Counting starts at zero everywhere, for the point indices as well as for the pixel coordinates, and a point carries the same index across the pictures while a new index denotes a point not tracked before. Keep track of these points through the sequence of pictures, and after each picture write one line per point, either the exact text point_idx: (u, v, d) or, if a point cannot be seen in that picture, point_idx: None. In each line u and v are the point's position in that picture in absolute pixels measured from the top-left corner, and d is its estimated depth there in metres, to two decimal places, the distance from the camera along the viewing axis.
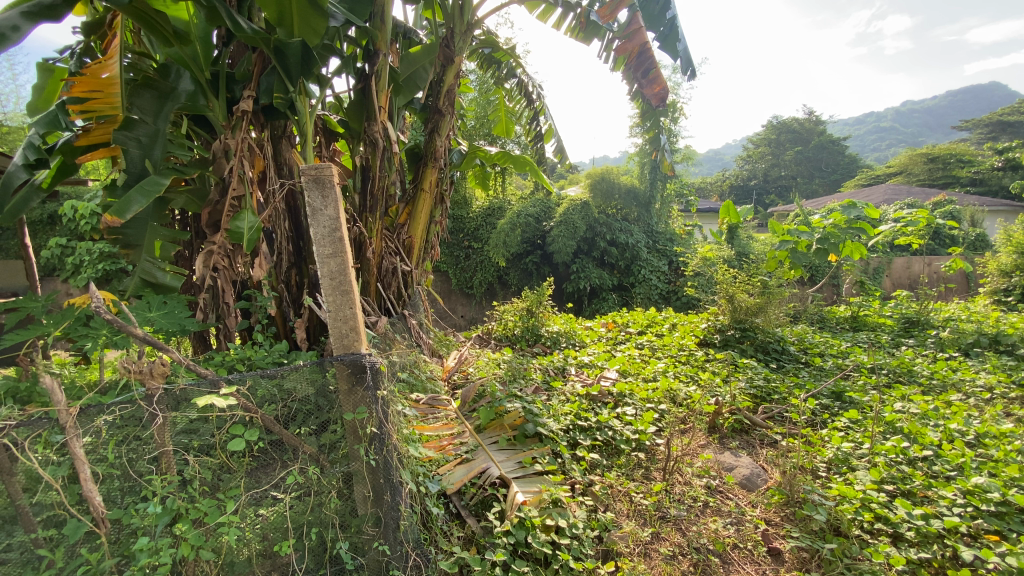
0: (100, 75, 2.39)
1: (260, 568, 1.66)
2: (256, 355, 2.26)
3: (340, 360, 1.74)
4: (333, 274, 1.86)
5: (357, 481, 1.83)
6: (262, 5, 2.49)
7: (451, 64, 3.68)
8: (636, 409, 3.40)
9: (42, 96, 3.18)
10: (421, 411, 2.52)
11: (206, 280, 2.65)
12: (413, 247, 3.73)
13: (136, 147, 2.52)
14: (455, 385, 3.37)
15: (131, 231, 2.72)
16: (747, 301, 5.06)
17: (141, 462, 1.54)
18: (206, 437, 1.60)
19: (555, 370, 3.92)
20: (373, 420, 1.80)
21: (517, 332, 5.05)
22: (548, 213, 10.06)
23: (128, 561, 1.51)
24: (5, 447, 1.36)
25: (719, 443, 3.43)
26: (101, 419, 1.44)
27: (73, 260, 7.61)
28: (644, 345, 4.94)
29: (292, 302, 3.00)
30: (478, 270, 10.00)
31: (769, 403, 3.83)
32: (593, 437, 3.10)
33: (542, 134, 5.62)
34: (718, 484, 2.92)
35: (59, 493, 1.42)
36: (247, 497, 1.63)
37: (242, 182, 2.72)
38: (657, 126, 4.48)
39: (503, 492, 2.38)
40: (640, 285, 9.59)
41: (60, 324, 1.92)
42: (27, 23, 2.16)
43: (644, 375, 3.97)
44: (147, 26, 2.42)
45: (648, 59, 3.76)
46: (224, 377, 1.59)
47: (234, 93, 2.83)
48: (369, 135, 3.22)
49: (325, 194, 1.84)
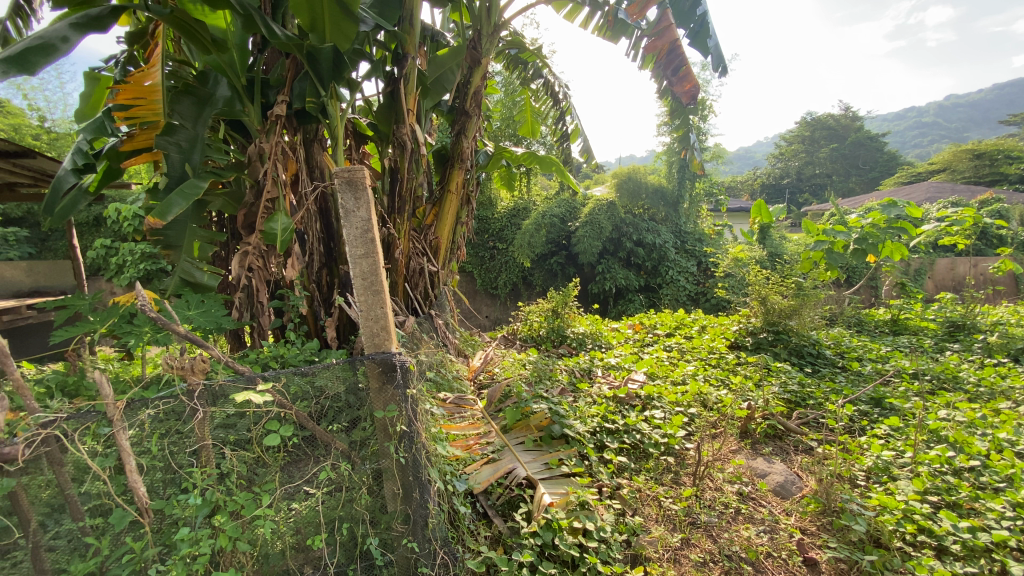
0: (143, 83, 2.49)
1: (293, 561, 1.69)
2: (289, 354, 2.34)
3: (370, 359, 1.75)
4: (365, 275, 1.89)
5: (386, 478, 1.84)
6: (295, 11, 2.54)
7: (478, 66, 3.71)
8: (665, 413, 3.35)
9: (89, 104, 3.34)
10: (448, 411, 2.54)
11: (242, 280, 2.74)
12: (440, 248, 3.77)
13: (177, 151, 2.60)
14: (482, 385, 3.39)
15: (172, 232, 2.82)
16: (780, 303, 4.93)
17: (182, 455, 1.59)
18: (242, 432, 1.65)
19: (581, 371, 3.89)
20: (402, 418, 1.82)
21: (542, 333, 5.03)
22: (574, 213, 10.01)
23: (169, 550, 1.57)
24: (58, 439, 1.45)
25: (751, 448, 3.35)
26: (145, 412, 1.51)
27: (116, 261, 7.97)
28: (672, 347, 4.86)
29: (323, 301, 3.07)
30: (503, 270, 10.03)
31: (804, 409, 3.71)
32: (620, 440, 3.05)
33: (568, 134, 5.60)
34: (751, 491, 2.85)
35: (108, 484, 1.49)
36: (281, 491, 1.67)
37: (276, 185, 2.80)
38: (686, 124, 4.40)
39: (530, 493, 2.37)
40: (667, 287, 9.43)
41: (106, 320, 2.02)
42: (76, 34, 2.28)
43: (673, 378, 3.91)
44: (188, 36, 2.53)
45: (678, 57, 3.68)
46: (260, 373, 1.63)
47: (269, 98, 2.94)
48: (398, 137, 3.27)
49: (358, 195, 1.86)
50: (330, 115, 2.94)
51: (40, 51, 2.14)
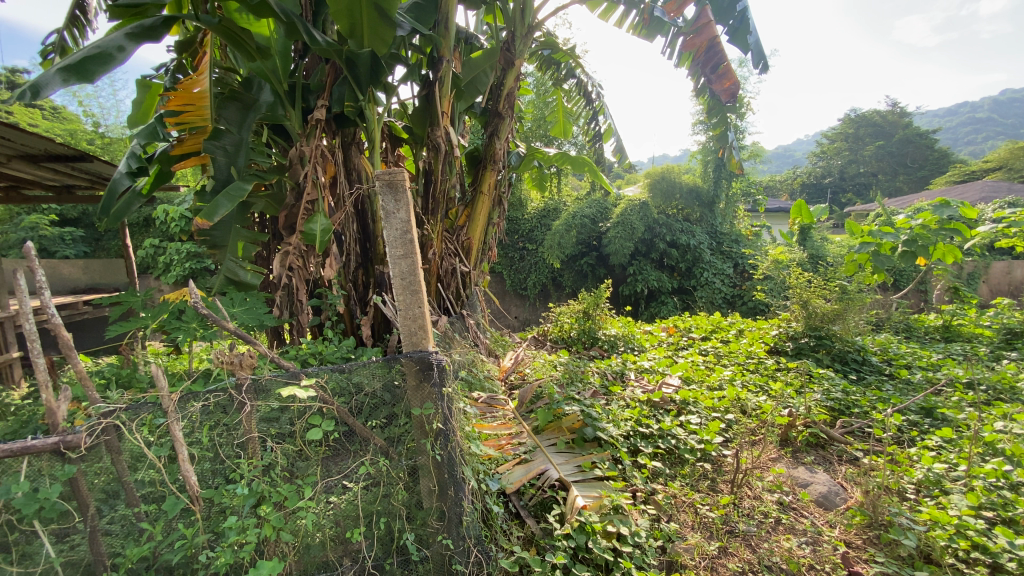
0: (193, 90, 2.66)
1: (333, 553, 1.74)
2: (327, 351, 2.42)
3: (408, 357, 1.78)
4: (404, 275, 1.93)
5: (422, 475, 1.87)
6: (335, 16, 2.59)
7: (512, 68, 3.71)
8: (701, 418, 3.27)
9: (141, 110, 3.53)
10: (480, 410, 2.57)
11: (283, 279, 2.84)
12: (472, 248, 3.79)
13: (223, 155, 2.69)
14: (513, 385, 3.41)
15: (218, 232, 2.93)
16: (822, 307, 4.76)
17: (229, 447, 1.65)
18: (285, 425, 1.71)
19: (613, 374, 3.84)
20: (438, 416, 1.84)
21: (572, 334, 5.01)
22: (605, 213, 9.90)
23: (217, 538, 1.63)
24: (116, 428, 1.54)
25: (791, 457, 3.24)
26: (196, 405, 1.58)
27: (164, 260, 8.38)
28: (708, 351, 4.75)
29: (359, 300, 3.16)
30: (532, 271, 10.04)
31: (849, 418, 3.56)
32: (654, 445, 3.00)
33: (601, 134, 5.57)
34: (792, 501, 2.76)
35: (162, 471, 1.57)
36: (322, 484, 1.71)
37: (316, 187, 2.90)
38: (725, 122, 4.30)
39: (563, 495, 2.36)
40: (701, 289, 9.22)
41: (157, 317, 2.14)
42: (131, 43, 2.40)
43: (709, 383, 3.82)
44: (234, 43, 2.63)
45: (717, 54, 3.60)
46: (303, 369, 1.70)
47: (309, 103, 3.03)
48: (432, 140, 3.34)
49: (398, 198, 1.90)
50: (367, 118, 3.02)
51: (98, 60, 2.28)
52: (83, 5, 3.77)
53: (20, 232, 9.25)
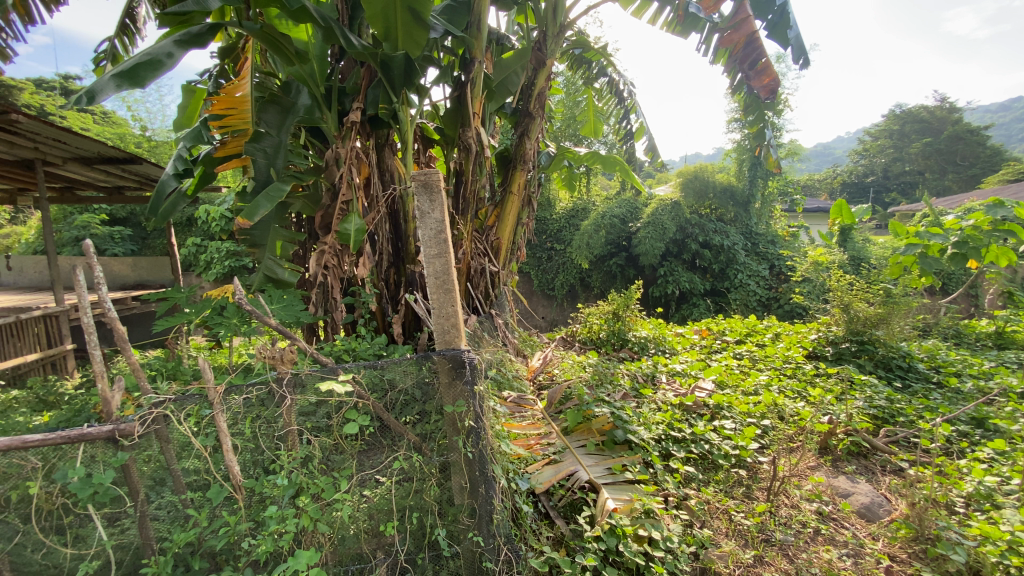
0: (235, 94, 2.71)
1: (367, 545, 1.78)
2: (360, 347, 2.47)
3: (441, 354, 1.81)
4: (438, 274, 1.95)
5: (454, 472, 1.88)
6: (371, 22, 2.65)
7: (543, 67, 3.77)
8: (735, 423, 3.20)
9: (186, 114, 3.69)
10: (509, 409, 2.58)
11: (319, 277, 2.92)
12: (501, 248, 3.81)
13: (263, 157, 2.77)
14: (542, 385, 3.42)
15: (257, 232, 3.02)
16: (865, 311, 4.59)
17: (271, 438, 1.71)
18: (322, 419, 1.75)
19: (644, 377, 3.79)
20: (470, 413, 1.85)
21: (602, 336, 4.97)
22: (635, 213, 9.76)
23: (258, 526, 1.69)
24: (165, 417, 1.61)
25: (831, 466, 3.14)
26: (240, 397, 1.65)
27: (206, 258, 8.73)
28: (743, 355, 4.64)
29: (391, 299, 3.22)
30: (560, 271, 10.06)
31: (893, 426, 3.42)
32: (687, 449, 2.95)
33: (632, 133, 5.50)
34: (832, 511, 2.67)
35: (207, 460, 1.64)
36: (357, 477, 1.76)
37: (351, 188, 2.97)
38: (762, 119, 4.19)
39: (593, 497, 2.35)
40: (735, 291, 9.00)
41: (201, 312, 2.27)
42: (180, 50, 2.50)
43: (744, 388, 3.72)
44: (274, 49, 2.74)
45: (756, 50, 3.51)
46: (341, 365, 1.75)
47: (345, 105, 3.11)
48: (464, 141, 3.37)
49: (433, 198, 1.93)
50: (400, 120, 3.09)
51: (149, 66, 2.39)
52: (133, 14, 3.96)
53: (74, 230, 9.77)
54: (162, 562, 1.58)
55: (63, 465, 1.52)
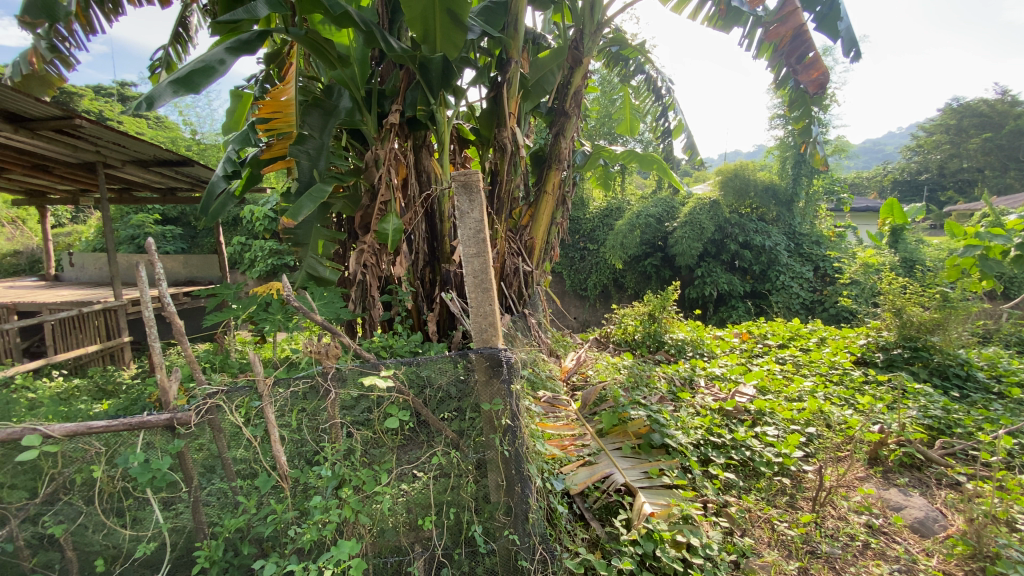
0: (280, 98, 2.85)
1: (405, 538, 1.82)
2: (397, 344, 2.52)
3: (479, 352, 1.82)
4: (476, 273, 1.96)
5: (491, 469, 1.90)
6: (410, 25, 2.70)
7: (580, 66, 3.73)
8: (778, 430, 3.09)
9: (233, 118, 3.85)
10: (544, 409, 2.58)
11: (359, 275, 2.99)
12: (535, 248, 3.82)
13: (306, 159, 2.86)
14: (575, 386, 3.41)
15: (300, 231, 3.13)
16: (919, 316, 4.37)
17: (316, 430, 1.77)
18: (363, 413, 1.80)
19: (682, 380, 3.71)
20: (507, 412, 1.87)
21: (637, 337, 4.90)
22: (671, 213, 9.58)
23: (302, 515, 1.74)
24: (218, 407, 1.68)
25: (882, 477, 3.00)
26: (288, 389, 1.71)
27: (251, 255, 9.09)
28: (786, 359, 4.48)
29: (427, 297, 3.27)
30: (593, 271, 10.00)
31: (950, 438, 3.23)
32: (727, 455, 2.88)
33: (670, 130, 5.39)
34: (882, 524, 2.55)
35: (256, 449, 1.71)
36: (396, 470, 1.80)
37: (389, 188, 3.04)
38: (808, 115, 4.03)
39: (629, 500, 2.32)
40: (777, 293, 8.69)
41: (248, 308, 2.38)
42: (230, 57, 2.63)
43: (788, 394, 3.59)
44: (317, 53, 2.85)
45: (804, 43, 3.37)
46: (383, 361, 1.80)
47: (384, 108, 3.17)
48: (499, 141, 3.40)
49: (472, 198, 1.95)
50: (438, 121, 3.14)
51: (202, 72, 2.51)
52: (186, 22, 4.15)
53: (130, 229, 10.34)
54: (214, 546, 1.66)
55: (124, 451, 1.62)
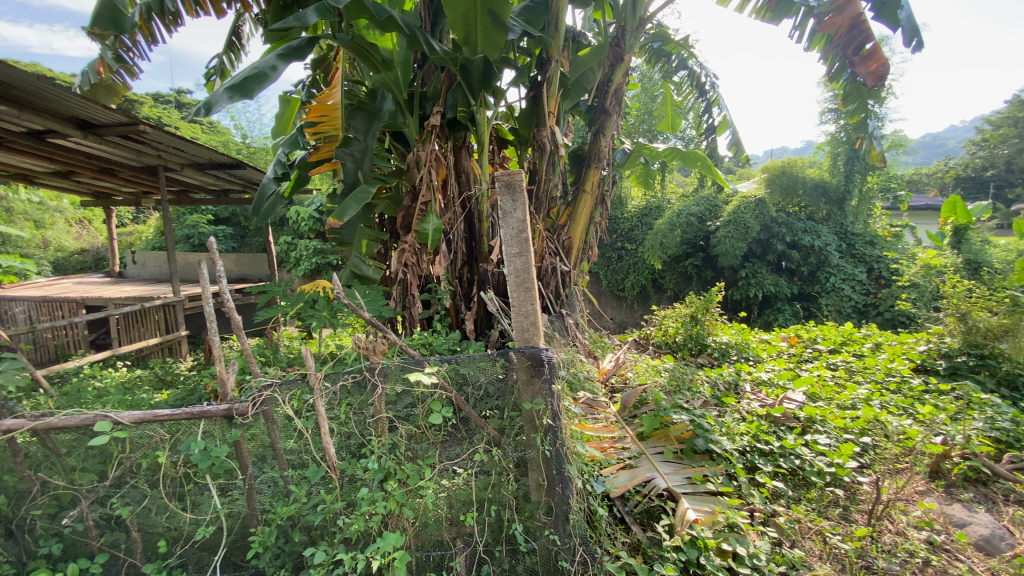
0: (327, 102, 2.88)
1: (447, 533, 1.85)
2: (437, 342, 2.56)
3: (521, 351, 1.83)
4: (519, 272, 1.97)
5: (532, 469, 1.90)
6: (452, 27, 2.73)
7: (621, 63, 3.73)
8: (830, 439, 2.96)
9: (282, 122, 4.02)
10: (583, 411, 2.57)
11: (400, 274, 3.07)
12: (573, 248, 3.80)
13: (351, 161, 2.96)
14: (614, 388, 3.37)
15: (345, 231, 3.23)
16: (986, 321, 4.08)
17: (363, 424, 1.83)
18: (410, 408, 1.84)
19: (726, 385, 3.61)
20: (549, 412, 1.87)
21: (678, 340, 4.79)
22: (714, 212, 9.31)
23: (350, 506, 1.80)
24: (273, 399, 1.76)
25: (943, 492, 2.82)
26: (339, 382, 1.78)
27: (297, 254, 9.44)
28: (837, 365, 4.28)
29: (465, 296, 3.32)
30: (631, 271, 9.88)
31: (1020, 452, 3.01)
32: (775, 464, 2.78)
33: (715, 127, 5.24)
34: (944, 541, 2.40)
35: (307, 441, 1.78)
36: (440, 466, 1.84)
37: (430, 189, 3.10)
38: (865, 108, 3.81)
39: (672, 506, 2.28)
40: (827, 296, 8.31)
41: (296, 305, 2.47)
42: (282, 63, 2.74)
43: (840, 401, 3.43)
44: (363, 57, 2.92)
45: (862, 33, 3.22)
46: (427, 358, 1.84)
47: (426, 110, 3.23)
48: (538, 140, 3.40)
49: (515, 198, 1.96)
50: (478, 122, 3.16)
51: (256, 79, 2.63)
52: (239, 31, 4.35)
53: (186, 229, 10.90)
54: (268, 532, 1.74)
55: (186, 439, 1.72)
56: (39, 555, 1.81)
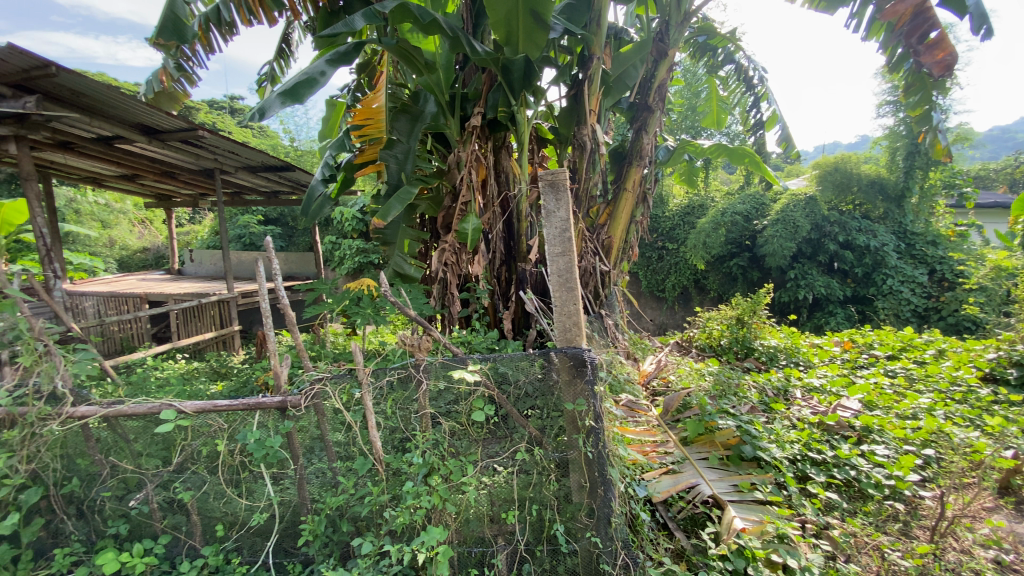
0: (372, 105, 3.07)
1: (489, 530, 1.87)
2: (475, 339, 2.57)
3: (564, 351, 1.82)
4: (561, 272, 1.96)
5: (573, 469, 1.89)
6: (494, 28, 2.75)
7: (665, 58, 3.65)
8: (888, 450, 2.81)
9: (328, 125, 4.15)
10: (624, 413, 2.55)
11: (440, 273, 3.11)
12: (613, 247, 3.76)
13: (395, 162, 3.00)
14: (655, 391, 3.32)
15: (388, 231, 3.30)
16: None
17: (409, 420, 1.86)
18: (455, 404, 1.86)
19: (774, 391, 3.49)
20: (591, 413, 1.86)
21: (723, 343, 4.66)
22: (761, 210, 8.99)
23: (395, 499, 1.84)
24: (324, 393, 1.82)
25: (1015, 510, 2.62)
26: (386, 377, 1.83)
27: (341, 254, 9.75)
28: (897, 372, 4.04)
29: (503, 296, 3.33)
30: (672, 272, 9.70)
31: None
32: (828, 474, 2.66)
33: (763, 122, 5.04)
34: (1016, 562, 2.23)
35: (355, 434, 1.83)
36: (482, 463, 1.86)
37: (470, 189, 3.12)
38: (929, 100, 3.59)
39: (718, 514, 2.22)
40: (883, 299, 7.87)
41: (341, 302, 2.55)
42: (330, 69, 2.83)
43: (900, 411, 3.23)
44: (407, 60, 2.97)
45: (928, 20, 3.02)
46: (471, 355, 1.86)
47: (467, 111, 3.26)
48: (579, 139, 3.38)
49: (559, 197, 1.96)
50: (518, 122, 3.17)
51: (306, 84, 2.73)
52: (288, 38, 4.53)
53: (238, 229, 11.42)
54: (317, 521, 1.81)
55: (242, 429, 1.81)
56: (109, 535, 1.94)
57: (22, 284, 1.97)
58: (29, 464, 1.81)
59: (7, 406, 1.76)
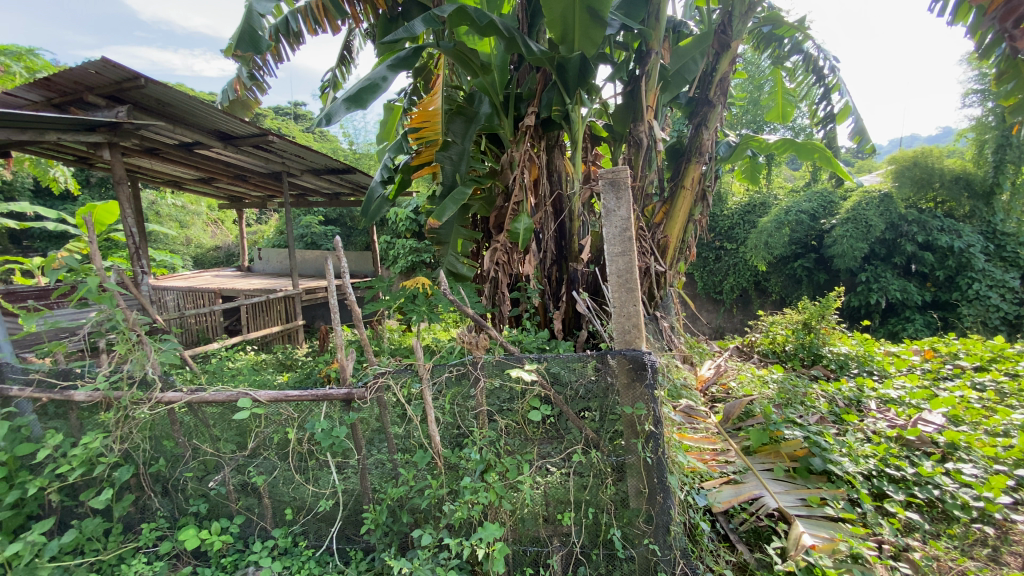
0: (429, 108, 3.10)
1: (543, 530, 1.88)
2: (526, 339, 2.57)
3: (623, 353, 1.80)
4: (620, 273, 1.94)
5: (631, 474, 1.86)
6: (549, 26, 2.75)
7: (728, 51, 3.51)
8: (976, 469, 2.56)
9: (385, 128, 4.30)
10: (683, 420, 2.49)
11: (492, 272, 3.15)
12: (668, 247, 3.66)
13: (450, 164, 3.14)
14: (714, 398, 3.21)
15: (443, 231, 3.38)
16: None
17: (466, 416, 1.90)
18: (512, 403, 1.88)
19: (845, 401, 3.30)
20: (650, 417, 1.82)
21: (788, 349, 4.47)
22: (829, 208, 8.48)
23: (453, 493, 1.88)
24: (386, 387, 1.88)
25: None
26: (445, 374, 1.86)
27: (395, 253, 10.05)
28: (987, 386, 3.68)
29: (554, 295, 3.32)
30: (730, 273, 9.33)
31: None
32: (907, 492, 2.47)
33: (835, 115, 4.74)
34: None
35: (415, 427, 1.89)
36: (539, 462, 1.86)
37: (523, 188, 3.13)
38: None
39: (784, 528, 2.12)
40: (968, 305, 7.20)
41: (397, 299, 2.65)
42: (391, 74, 2.93)
43: (991, 427, 2.94)
44: (463, 63, 3.02)
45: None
46: (527, 354, 1.86)
47: (521, 111, 3.27)
48: (635, 136, 3.31)
49: (619, 196, 1.92)
50: (572, 120, 3.14)
51: (369, 89, 2.83)
52: (350, 46, 4.71)
53: (301, 228, 12.02)
54: (379, 510, 1.88)
55: (310, 418, 1.90)
56: (191, 512, 2.10)
57: (117, 278, 2.17)
58: (122, 443, 1.98)
59: (105, 390, 1.94)
